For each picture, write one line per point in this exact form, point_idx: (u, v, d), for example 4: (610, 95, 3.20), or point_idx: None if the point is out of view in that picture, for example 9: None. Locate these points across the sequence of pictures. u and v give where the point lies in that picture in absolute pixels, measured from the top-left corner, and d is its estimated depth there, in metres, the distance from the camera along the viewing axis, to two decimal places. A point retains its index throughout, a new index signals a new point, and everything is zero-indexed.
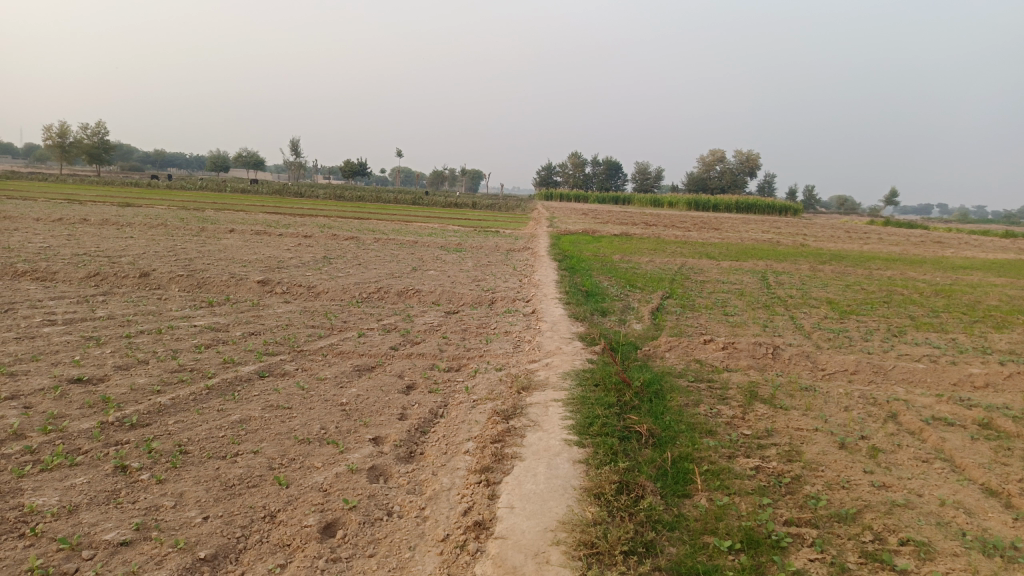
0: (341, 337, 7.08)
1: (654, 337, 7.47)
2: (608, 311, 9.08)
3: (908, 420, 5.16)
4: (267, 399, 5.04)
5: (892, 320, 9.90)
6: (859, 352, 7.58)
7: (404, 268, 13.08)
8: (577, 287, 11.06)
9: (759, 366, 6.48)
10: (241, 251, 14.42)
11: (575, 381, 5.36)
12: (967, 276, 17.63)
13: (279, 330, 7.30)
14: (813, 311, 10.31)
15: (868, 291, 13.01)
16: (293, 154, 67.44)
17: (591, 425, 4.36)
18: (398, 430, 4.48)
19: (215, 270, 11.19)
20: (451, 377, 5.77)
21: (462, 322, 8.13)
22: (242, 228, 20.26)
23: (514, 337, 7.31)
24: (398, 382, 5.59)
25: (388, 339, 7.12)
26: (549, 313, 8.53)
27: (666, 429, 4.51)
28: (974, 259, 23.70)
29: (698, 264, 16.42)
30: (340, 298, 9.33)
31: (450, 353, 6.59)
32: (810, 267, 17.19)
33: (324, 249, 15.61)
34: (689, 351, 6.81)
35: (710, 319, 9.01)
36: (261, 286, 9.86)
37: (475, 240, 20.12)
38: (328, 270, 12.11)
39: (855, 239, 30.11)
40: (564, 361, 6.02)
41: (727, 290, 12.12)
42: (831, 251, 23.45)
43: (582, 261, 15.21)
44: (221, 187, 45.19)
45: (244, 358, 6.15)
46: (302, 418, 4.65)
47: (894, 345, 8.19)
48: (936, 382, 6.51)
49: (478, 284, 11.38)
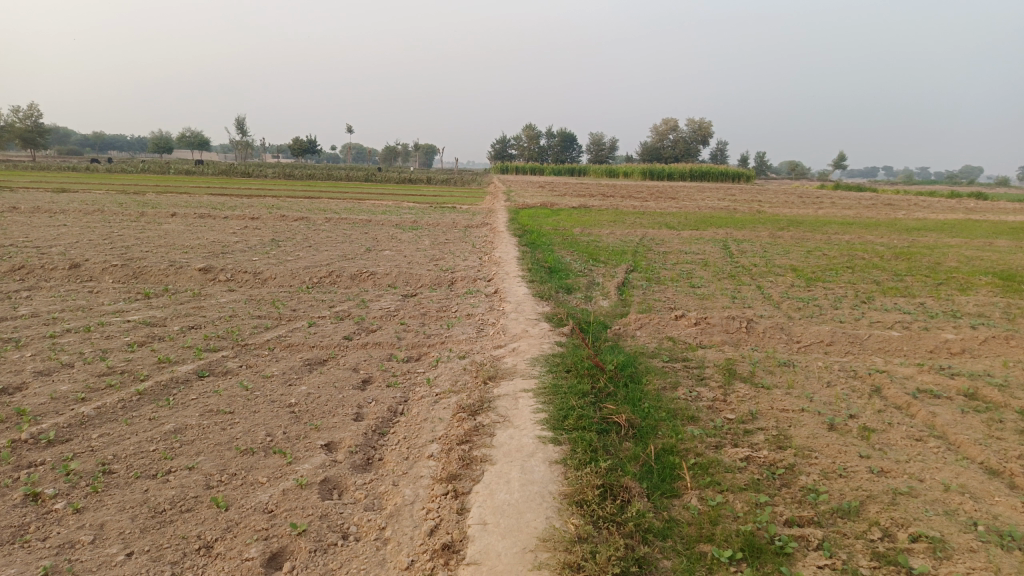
0: (290, 328, 6.57)
1: (623, 314, 7.14)
2: (573, 288, 8.71)
3: (894, 394, 4.92)
4: (206, 403, 4.55)
5: (859, 286, 9.75)
6: (832, 321, 7.37)
7: (357, 249, 12.52)
8: (539, 263, 10.67)
9: (734, 342, 6.19)
10: (183, 236, 13.63)
11: (544, 368, 4.98)
12: (923, 237, 17.76)
13: (223, 323, 6.75)
14: (779, 279, 10.11)
15: (831, 257, 12.90)
16: (239, 133, 65.32)
17: (566, 418, 3.99)
18: (353, 433, 4.04)
19: (154, 259, 10.47)
20: (411, 368, 5.34)
21: (421, 306, 7.67)
22: (185, 211, 19.29)
23: (477, 320, 6.88)
24: (353, 377, 5.14)
25: (341, 327, 6.64)
26: (512, 292, 8.12)
27: (646, 418, 4.17)
28: (926, 221, 23.97)
29: (659, 235, 16.14)
30: (289, 285, 8.76)
31: (408, 341, 6.15)
32: (770, 234, 17.08)
33: (272, 231, 14.90)
34: (661, 327, 6.50)
35: (678, 292, 8.72)
36: (203, 274, 9.22)
37: (431, 216, 19.54)
38: (276, 254, 11.45)
39: (809, 204, 30.30)
40: (532, 346, 5.63)
41: (692, 260, 11.87)
42: (787, 217, 23.44)
43: (542, 236, 14.82)
44: (164, 168, 43.35)
45: (183, 356, 5.61)
46: (245, 424, 4.18)
47: (865, 311, 8.03)
48: (913, 351, 6.32)
49: (436, 264, 10.91)
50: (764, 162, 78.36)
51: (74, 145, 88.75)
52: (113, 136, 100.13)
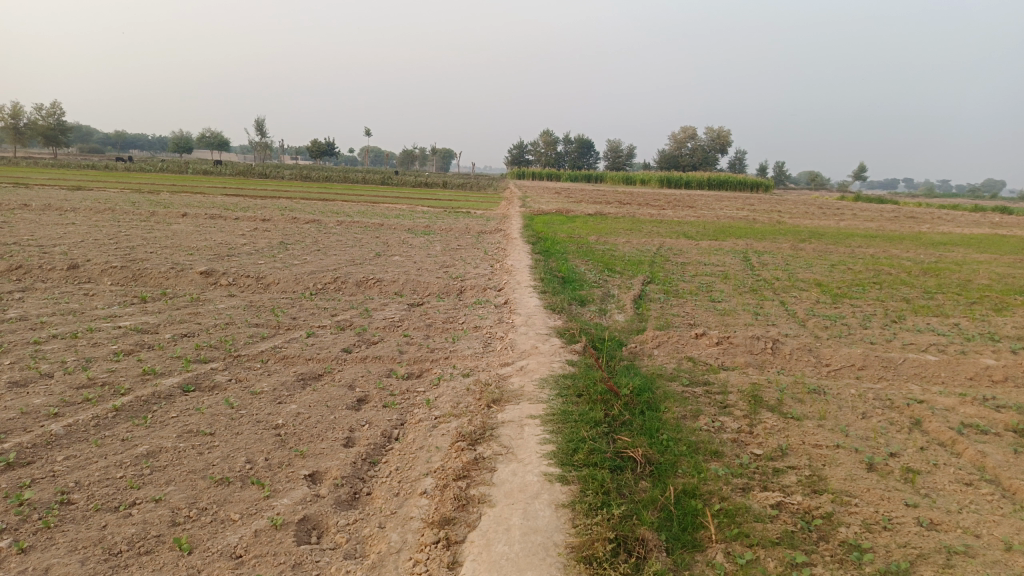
0: (287, 338, 6.22)
1: (640, 331, 6.74)
2: (586, 300, 8.31)
3: (937, 429, 4.48)
4: (185, 423, 4.20)
5: (888, 304, 9.28)
6: (863, 342, 6.93)
7: (366, 253, 12.20)
8: (551, 272, 10.28)
9: (759, 365, 5.76)
10: (191, 237, 13.39)
11: (553, 391, 4.59)
12: (950, 253, 17.19)
13: (217, 331, 6.41)
14: (803, 295, 9.65)
15: (856, 272, 12.41)
16: (258, 134, 65.56)
17: (576, 451, 3.60)
18: (341, 463, 3.68)
19: (156, 260, 10.20)
20: (411, 387, 4.97)
21: (426, 316, 7.31)
22: (197, 211, 19.11)
23: (484, 334, 6.50)
24: (347, 395, 4.77)
25: (341, 339, 6.28)
26: (523, 304, 7.75)
27: (665, 452, 3.77)
28: (952, 235, 23.33)
29: (677, 245, 15.70)
30: (291, 291, 8.43)
31: (410, 356, 5.78)
32: (791, 246, 16.59)
33: (282, 234, 14.63)
34: (680, 346, 6.08)
35: (697, 307, 8.30)
36: (204, 278, 8.92)
37: (444, 221, 19.23)
38: (282, 257, 11.15)
39: (830, 216, 29.70)
40: (541, 365, 5.24)
41: (711, 273, 11.44)
42: (808, 228, 22.89)
43: (556, 243, 14.45)
44: (182, 168, 43.37)
45: (170, 367, 5.28)
46: (226, 449, 3.83)
47: (897, 332, 7.58)
48: (952, 378, 5.86)
49: (446, 271, 10.55)
50: (783, 172, 77.46)
51: (96, 143, 89.44)
52: (134, 136, 100.84)
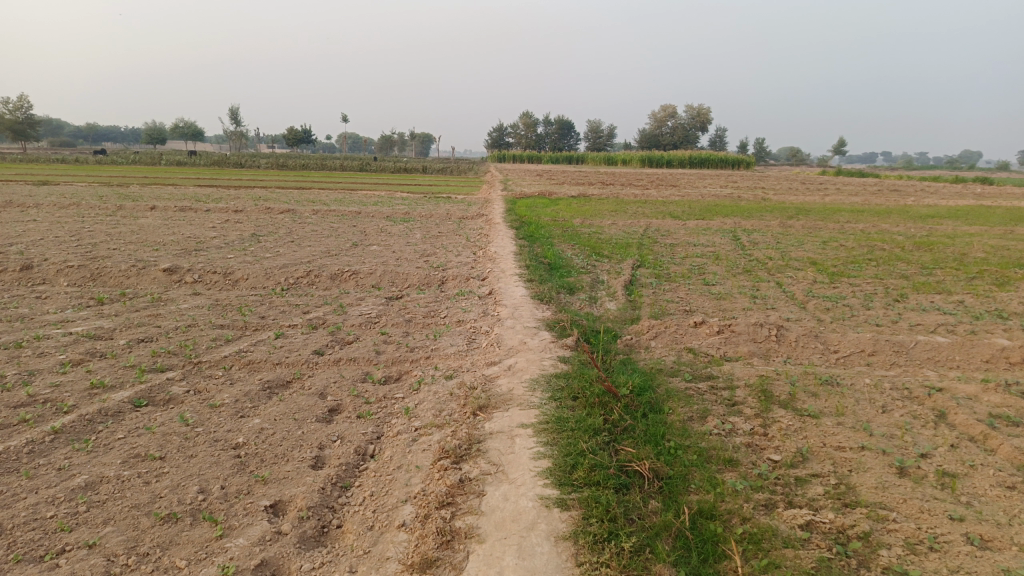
0: (254, 340, 5.73)
1: (634, 320, 6.32)
2: (575, 288, 7.87)
3: (966, 423, 4.09)
4: (133, 445, 3.72)
5: (887, 282, 8.92)
6: (869, 325, 6.56)
7: (343, 244, 11.68)
8: (536, 258, 9.83)
9: (763, 356, 5.35)
10: (158, 231, 12.78)
11: (546, 394, 4.16)
12: (939, 226, 16.92)
13: (178, 334, 5.90)
14: (799, 275, 9.27)
15: (849, 249, 12.06)
16: (234, 122, 64.36)
17: (575, 468, 3.17)
18: (308, 489, 3.23)
19: (119, 258, 9.62)
20: (388, 393, 4.51)
21: (405, 311, 6.83)
22: (166, 204, 18.39)
23: (467, 330, 6.04)
24: (316, 406, 4.30)
25: (313, 339, 5.80)
26: (509, 294, 7.30)
27: (674, 463, 3.35)
28: (938, 207, 23.11)
29: (664, 225, 15.28)
30: (261, 288, 7.91)
31: (388, 356, 5.32)
32: (779, 224, 16.23)
33: (255, 225, 14.04)
34: (678, 336, 5.65)
35: (691, 291, 7.90)
36: (168, 275, 8.37)
37: (424, 207, 18.69)
38: (253, 251, 10.59)
39: (814, 191, 29.46)
40: (530, 364, 4.79)
41: (702, 254, 11.03)
42: (795, 205, 22.55)
43: (540, 227, 14.00)
44: (155, 160, 42.25)
45: (122, 379, 4.78)
46: (177, 476, 3.36)
47: (902, 312, 7.22)
48: (968, 362, 5.49)
49: (427, 260, 10.07)
50: (764, 149, 77.24)
51: (68, 136, 87.76)
52: (106, 128, 98.97)
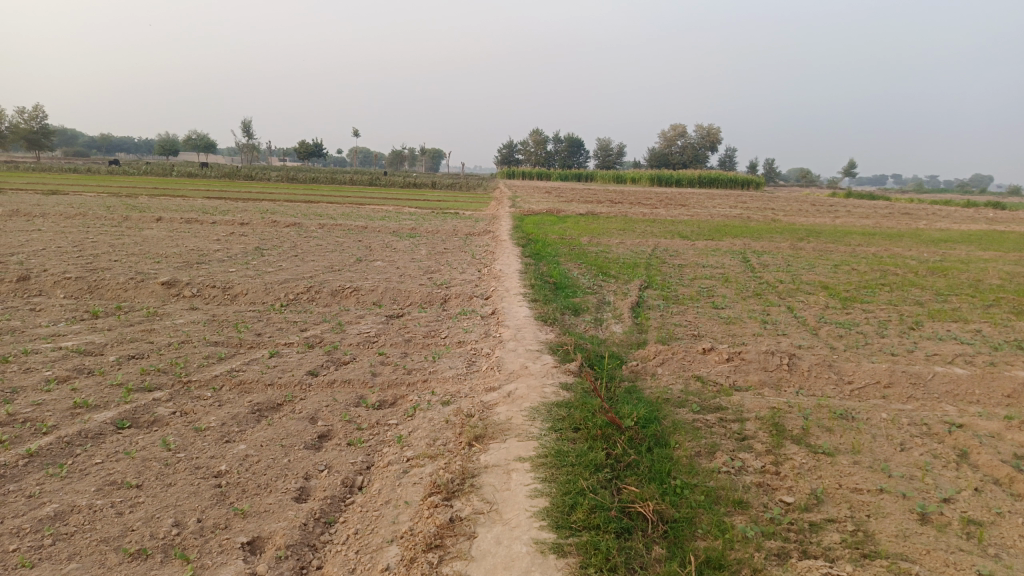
0: (247, 359, 5.56)
1: (640, 344, 6.12)
2: (580, 309, 7.67)
3: (990, 464, 3.86)
4: (110, 471, 3.54)
5: (901, 308, 8.68)
6: (884, 354, 6.33)
7: (347, 259, 11.54)
8: (542, 278, 9.65)
9: (774, 386, 5.13)
10: (162, 243, 12.68)
11: (546, 424, 3.96)
12: (953, 251, 16.65)
13: (170, 351, 5.74)
14: (811, 300, 9.04)
15: (861, 273, 11.82)
16: (245, 135, 64.76)
17: (574, 509, 2.97)
18: (290, 525, 3.03)
19: (119, 270, 9.50)
20: (382, 419, 4.32)
21: (405, 331, 6.64)
22: (172, 215, 18.34)
23: (468, 352, 5.85)
24: (305, 432, 4.11)
25: (308, 359, 5.62)
26: (512, 314, 7.11)
27: (680, 505, 3.15)
28: (951, 232, 22.79)
29: (672, 246, 15.07)
30: (260, 303, 7.75)
31: (384, 378, 5.13)
32: (789, 246, 15.99)
33: (259, 239, 13.93)
34: (686, 363, 5.44)
35: (700, 315, 7.69)
36: (166, 289, 8.23)
37: (431, 223, 18.57)
38: (255, 265, 10.46)
39: (825, 213, 29.20)
40: (530, 391, 4.59)
41: (711, 275, 10.83)
42: (805, 226, 22.32)
43: (547, 245, 13.83)
44: (166, 171, 42.44)
45: (107, 398, 4.61)
46: (152, 507, 3.17)
47: (917, 341, 6.98)
48: (989, 397, 5.26)
49: (431, 277, 9.91)
50: (773, 170, 77.03)
51: (81, 146, 88.54)
52: (119, 139, 99.86)
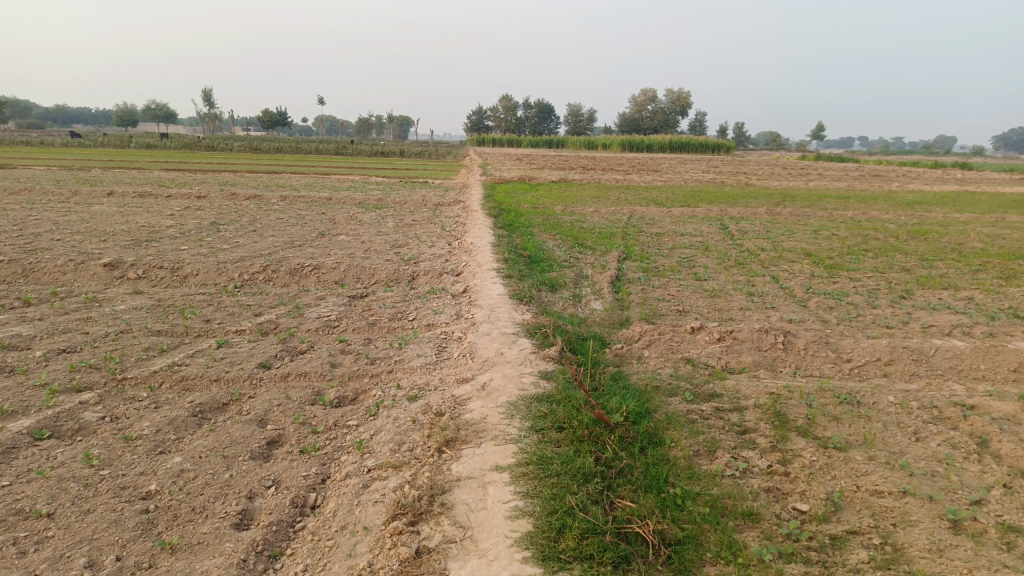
0: (192, 351, 5.01)
1: (624, 323, 5.69)
2: (557, 285, 7.20)
3: (1015, 454, 3.49)
4: (16, 496, 3.01)
5: (888, 276, 8.36)
6: (879, 328, 5.98)
7: (309, 233, 10.92)
8: (515, 250, 9.17)
9: (770, 369, 4.74)
10: (111, 220, 11.92)
11: (526, 423, 3.51)
12: (929, 213, 16.48)
13: (106, 344, 5.16)
14: (795, 268, 8.69)
15: (842, 238, 11.50)
16: (207, 104, 62.72)
17: (563, 535, 2.53)
18: (226, 562, 2.56)
19: (60, 250, 8.81)
20: (340, 419, 3.83)
21: (369, 313, 6.13)
22: (126, 189, 17.43)
23: (437, 337, 5.36)
24: (253, 438, 3.62)
25: (261, 348, 5.10)
26: (485, 292, 6.63)
27: (683, 521, 2.73)
28: (924, 193, 22.64)
29: (648, 213, 14.63)
30: (212, 285, 7.17)
31: (344, 370, 4.64)
32: (766, 211, 15.66)
33: (217, 213, 13.21)
34: (673, 343, 5.02)
35: (684, 288, 7.28)
36: (109, 271, 7.60)
37: (399, 193, 17.92)
38: (210, 242, 9.81)
39: (797, 176, 28.99)
40: (507, 383, 4.13)
41: (690, 244, 10.44)
42: (780, 190, 22.08)
43: (520, 215, 13.32)
44: (124, 142, 40.85)
45: (26, 401, 4.05)
46: (61, 544, 2.65)
47: (911, 311, 6.65)
48: (996, 373, 4.92)
49: (398, 252, 9.36)
50: (743, 134, 76.83)
51: (34, 117, 85.33)
52: (75, 110, 96.51)
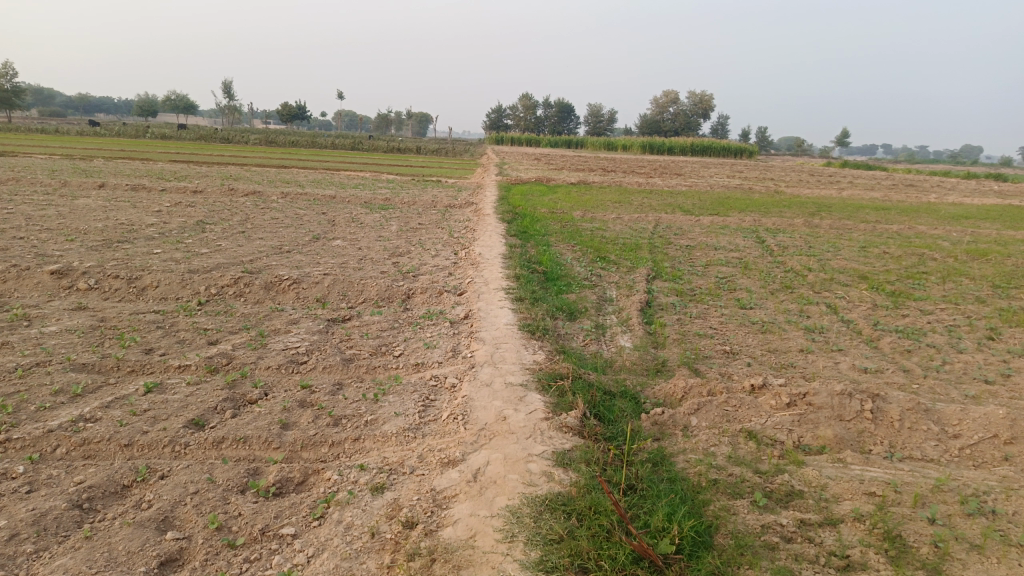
0: (112, 398, 3.92)
1: (661, 371, 4.54)
2: (576, 312, 6.07)
3: None
4: None
5: (964, 308, 7.15)
6: (980, 385, 4.78)
7: (303, 236, 9.87)
8: (530, 264, 8.06)
9: (858, 450, 3.58)
10: (91, 216, 10.93)
11: (535, 556, 2.40)
12: (981, 229, 15.15)
13: (8, 383, 4.08)
14: (852, 295, 7.51)
15: (896, 258, 10.25)
16: (227, 96, 62.25)
17: None
18: None
19: (16, 251, 7.81)
20: (275, 524, 2.74)
21: (348, 344, 5.04)
22: (121, 181, 16.49)
23: (425, 385, 4.25)
24: (141, 555, 2.52)
25: (200, 395, 4.00)
26: (491, 321, 5.51)
27: None
28: (968, 207, 21.25)
29: (676, 221, 13.46)
30: (171, 302, 6.11)
31: (298, 434, 3.53)
32: (803, 222, 14.44)
33: (208, 211, 12.19)
34: (729, 408, 3.86)
35: (728, 319, 6.13)
36: (59, 278, 6.56)
37: (409, 193, 16.88)
38: (188, 245, 8.76)
39: (829, 184, 27.63)
40: (510, 471, 3.01)
41: (725, 260, 9.29)
42: (812, 199, 20.85)
43: (536, 221, 12.21)
44: (140, 130, 40.33)
45: None
46: None
47: (1010, 360, 5.44)
48: None
49: (397, 262, 8.27)
50: (767, 139, 75.24)
51: (56, 104, 85.51)
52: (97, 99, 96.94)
